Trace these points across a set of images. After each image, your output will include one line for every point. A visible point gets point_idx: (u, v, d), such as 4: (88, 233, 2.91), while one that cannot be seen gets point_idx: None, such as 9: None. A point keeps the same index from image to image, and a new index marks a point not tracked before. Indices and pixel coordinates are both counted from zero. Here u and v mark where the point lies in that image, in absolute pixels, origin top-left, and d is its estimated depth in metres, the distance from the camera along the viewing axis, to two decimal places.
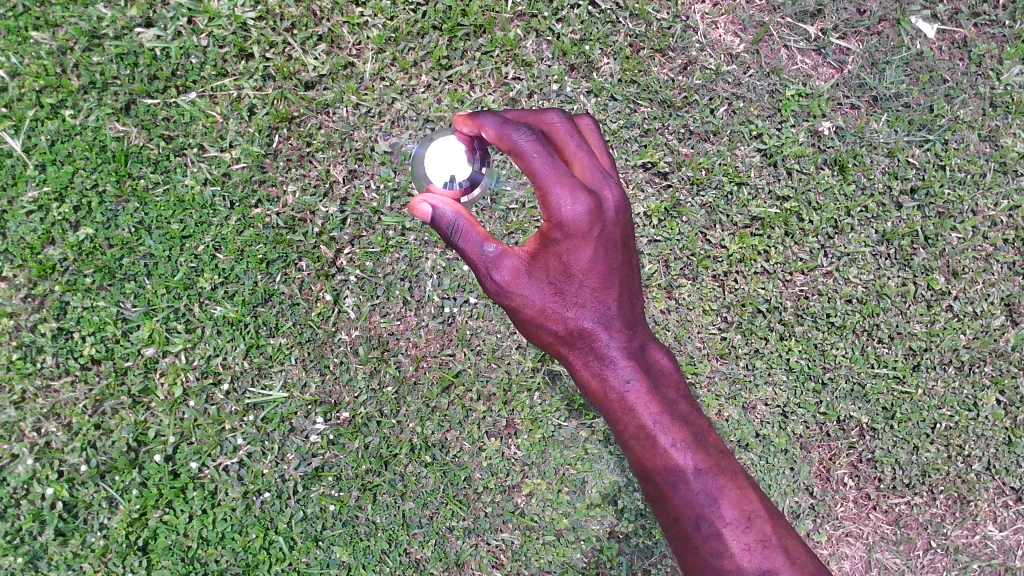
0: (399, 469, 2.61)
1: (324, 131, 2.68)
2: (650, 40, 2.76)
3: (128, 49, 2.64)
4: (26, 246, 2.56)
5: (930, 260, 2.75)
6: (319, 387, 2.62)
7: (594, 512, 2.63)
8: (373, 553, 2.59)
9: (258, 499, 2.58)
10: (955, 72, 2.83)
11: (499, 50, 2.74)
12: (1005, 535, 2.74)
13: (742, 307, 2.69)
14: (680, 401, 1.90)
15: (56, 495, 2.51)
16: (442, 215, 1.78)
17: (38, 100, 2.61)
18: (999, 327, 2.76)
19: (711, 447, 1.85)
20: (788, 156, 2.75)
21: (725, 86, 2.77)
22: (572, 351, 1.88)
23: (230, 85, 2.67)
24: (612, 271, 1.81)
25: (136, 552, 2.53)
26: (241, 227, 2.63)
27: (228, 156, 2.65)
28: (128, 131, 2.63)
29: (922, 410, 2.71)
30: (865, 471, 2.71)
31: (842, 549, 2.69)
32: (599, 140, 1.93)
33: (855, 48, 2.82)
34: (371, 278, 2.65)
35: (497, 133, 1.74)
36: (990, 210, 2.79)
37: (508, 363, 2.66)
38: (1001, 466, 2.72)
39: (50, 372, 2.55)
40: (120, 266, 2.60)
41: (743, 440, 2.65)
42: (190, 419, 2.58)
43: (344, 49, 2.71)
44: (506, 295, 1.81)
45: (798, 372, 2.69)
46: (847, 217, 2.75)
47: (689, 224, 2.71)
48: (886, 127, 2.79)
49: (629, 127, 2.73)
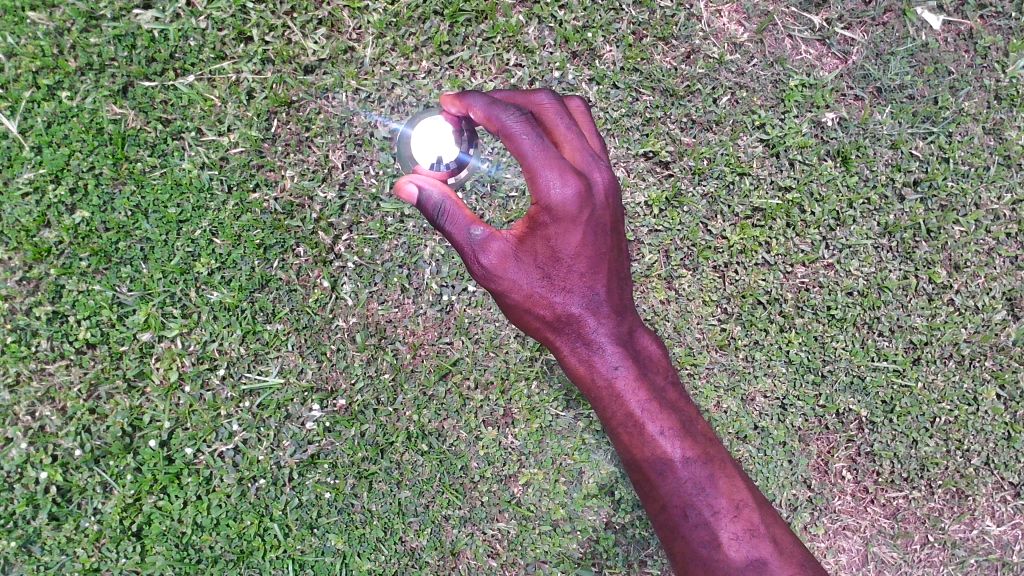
0: (395, 458, 2.59)
1: (323, 115, 2.66)
2: (654, 28, 2.74)
3: (126, 31, 2.61)
4: (22, 228, 2.55)
5: (932, 253, 2.73)
6: (315, 373, 2.60)
7: (591, 503, 2.62)
8: (367, 541, 2.58)
9: (253, 485, 2.57)
10: (960, 63, 2.81)
11: (501, 36, 2.72)
12: (1003, 530, 2.72)
13: (742, 299, 2.67)
14: (668, 388, 1.90)
15: (50, 479, 2.49)
16: (429, 196, 1.76)
17: (35, 81, 2.59)
18: (1000, 321, 2.74)
19: (699, 435, 1.85)
20: (791, 147, 2.73)
21: (728, 76, 2.75)
22: (559, 336, 1.86)
23: (229, 68, 2.65)
24: (601, 256, 1.79)
25: (131, 537, 2.52)
26: (238, 212, 2.61)
27: (226, 141, 2.63)
28: (125, 114, 2.61)
29: (922, 404, 2.69)
30: (863, 464, 2.69)
31: (839, 543, 2.68)
32: (589, 122, 1.91)
33: (859, 38, 2.80)
34: (369, 264, 2.63)
35: (486, 114, 1.73)
36: (993, 204, 2.77)
37: (506, 352, 2.64)
38: (1000, 460, 2.71)
39: (45, 355, 2.53)
40: (116, 250, 2.58)
41: (742, 432, 2.63)
42: (186, 404, 2.57)
43: (345, 33, 2.69)
44: (493, 279, 1.78)
45: (798, 363, 2.67)
46: (849, 209, 2.73)
47: (690, 215, 2.69)
48: (889, 118, 2.77)
49: (630, 115, 2.71)
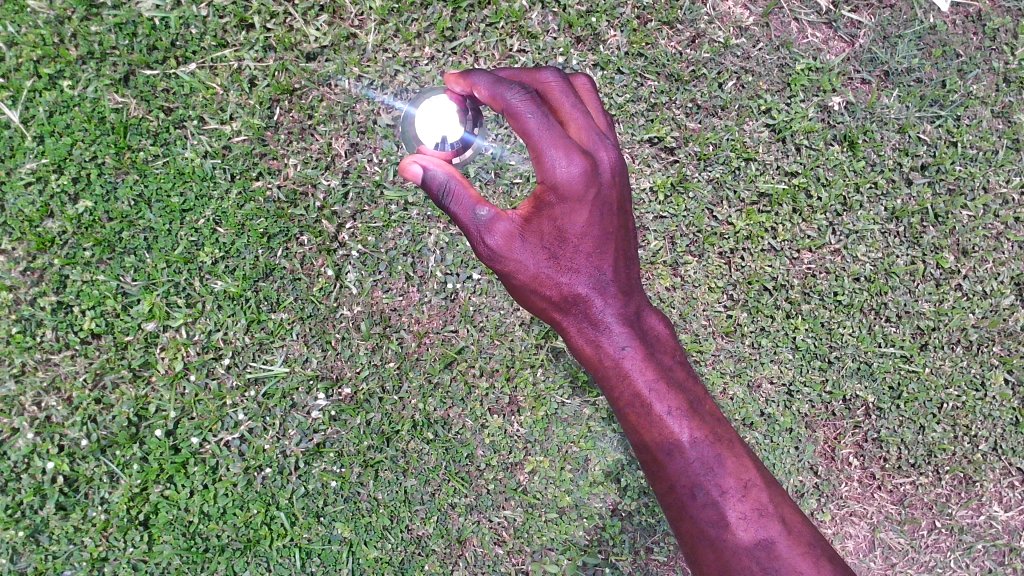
0: (400, 446, 2.59)
1: (326, 103, 2.64)
2: (658, 12, 2.71)
3: (127, 19, 2.60)
4: (25, 219, 2.54)
5: (939, 238, 2.72)
6: (320, 362, 2.59)
7: (597, 490, 2.61)
8: (374, 529, 2.57)
9: (259, 474, 2.56)
10: (968, 46, 2.78)
11: (504, 22, 2.70)
12: (1011, 516, 2.72)
13: (748, 285, 2.66)
14: (676, 368, 1.88)
15: (57, 469, 2.50)
16: (433, 176, 1.79)
17: (36, 70, 2.57)
18: (1009, 306, 2.73)
19: (707, 415, 1.83)
20: (798, 132, 2.71)
21: (733, 60, 2.73)
22: (566, 317, 1.85)
23: (230, 56, 2.64)
24: (608, 235, 1.77)
25: (137, 527, 2.52)
26: (241, 201, 2.59)
27: (228, 129, 2.62)
28: (127, 103, 2.60)
29: (930, 389, 2.68)
30: (870, 450, 2.68)
31: (846, 528, 2.66)
32: (595, 99, 1.89)
33: (866, 21, 2.77)
34: (373, 253, 2.62)
35: (490, 93, 1.71)
36: (1002, 187, 2.75)
37: (511, 339, 2.64)
38: (1008, 446, 2.70)
39: (50, 346, 2.53)
40: (119, 240, 2.57)
41: (748, 419, 2.62)
42: (191, 393, 2.56)
43: (347, 20, 2.67)
44: (499, 260, 1.78)
45: (804, 350, 2.65)
46: (855, 194, 2.71)
47: (696, 200, 2.67)
48: (897, 102, 2.75)
49: (635, 101, 2.69)
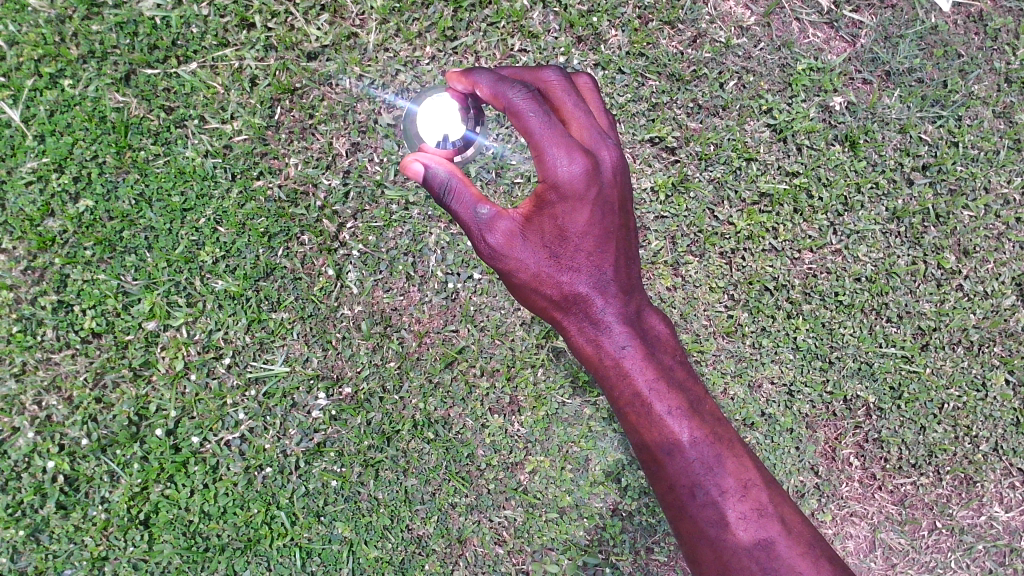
0: (401, 446, 2.59)
1: (327, 103, 2.64)
2: (659, 12, 2.71)
3: (128, 18, 2.60)
4: (26, 218, 2.54)
5: (941, 238, 2.72)
6: (321, 362, 2.59)
7: (598, 490, 2.61)
8: (375, 529, 2.57)
9: (260, 474, 2.56)
10: (970, 46, 2.78)
11: (505, 21, 2.69)
12: (1011, 516, 2.71)
13: (749, 285, 2.66)
14: (676, 367, 1.87)
15: (57, 468, 2.49)
16: (434, 174, 1.77)
17: (37, 70, 2.57)
18: (1010, 306, 2.73)
19: (707, 415, 1.83)
20: (799, 132, 2.71)
21: (734, 60, 2.73)
22: (567, 316, 1.85)
23: (231, 55, 2.64)
24: (609, 235, 1.77)
25: (138, 526, 2.51)
26: (242, 200, 2.59)
27: (229, 128, 2.62)
28: (128, 102, 2.60)
29: (931, 390, 2.68)
30: (871, 451, 2.68)
31: (846, 528, 2.66)
32: (597, 98, 1.89)
33: (868, 21, 2.77)
34: (374, 252, 2.62)
35: (492, 92, 1.71)
36: (1003, 187, 2.75)
37: (512, 339, 2.64)
38: (1008, 446, 2.70)
39: (50, 345, 2.53)
40: (120, 239, 2.56)
41: (749, 419, 2.61)
42: (192, 393, 2.56)
43: (348, 19, 2.67)
44: (499, 259, 1.78)
45: (805, 350, 2.65)
46: (856, 194, 2.71)
47: (697, 200, 2.67)
48: (898, 102, 2.75)
49: (636, 101, 2.69)
